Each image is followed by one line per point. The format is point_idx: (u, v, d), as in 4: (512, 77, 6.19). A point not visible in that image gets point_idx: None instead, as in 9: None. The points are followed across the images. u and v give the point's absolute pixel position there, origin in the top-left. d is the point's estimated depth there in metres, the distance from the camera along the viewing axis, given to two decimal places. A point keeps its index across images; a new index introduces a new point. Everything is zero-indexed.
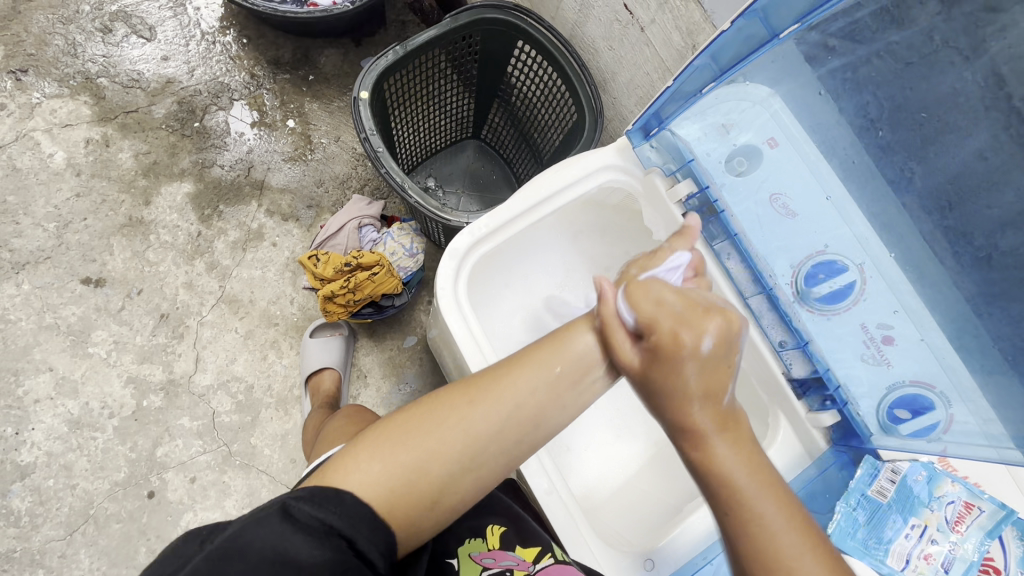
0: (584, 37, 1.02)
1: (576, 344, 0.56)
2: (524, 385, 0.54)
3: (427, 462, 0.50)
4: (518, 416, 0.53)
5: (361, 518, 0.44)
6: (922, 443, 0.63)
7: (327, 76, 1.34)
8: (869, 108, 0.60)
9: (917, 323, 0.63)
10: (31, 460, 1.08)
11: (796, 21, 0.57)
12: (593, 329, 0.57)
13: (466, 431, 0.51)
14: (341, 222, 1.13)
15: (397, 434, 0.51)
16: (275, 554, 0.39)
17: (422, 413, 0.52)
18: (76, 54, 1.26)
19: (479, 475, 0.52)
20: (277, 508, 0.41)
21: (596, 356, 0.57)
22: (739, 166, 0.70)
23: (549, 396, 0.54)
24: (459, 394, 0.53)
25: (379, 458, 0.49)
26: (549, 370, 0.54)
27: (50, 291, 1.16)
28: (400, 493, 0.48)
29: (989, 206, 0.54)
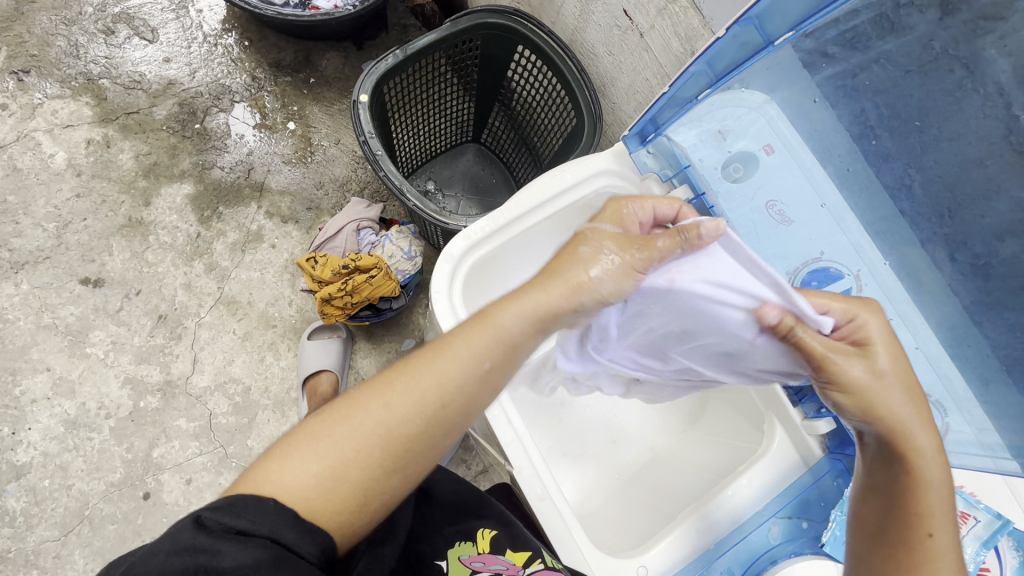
0: (584, 42, 1.02)
1: (500, 326, 0.51)
2: (444, 374, 0.49)
3: (346, 466, 0.45)
4: (441, 408, 0.49)
5: (282, 522, 0.41)
6: None
7: (328, 79, 1.34)
8: (868, 115, 0.60)
9: (912, 331, 0.62)
10: (27, 460, 1.08)
11: (791, 29, 0.56)
12: (521, 308, 0.52)
13: (380, 427, 0.47)
14: (339, 225, 1.13)
15: (307, 442, 0.46)
16: (195, 567, 0.37)
17: (337, 415, 0.47)
18: (79, 55, 1.27)
19: (405, 475, 0.48)
20: (189, 521, 0.39)
21: (526, 336, 0.52)
22: (735, 173, 0.70)
23: (472, 382, 0.50)
24: (372, 391, 0.48)
25: (292, 466, 0.44)
26: (476, 357, 0.50)
27: (49, 291, 1.16)
28: (321, 499, 0.44)
29: (983, 215, 0.54)
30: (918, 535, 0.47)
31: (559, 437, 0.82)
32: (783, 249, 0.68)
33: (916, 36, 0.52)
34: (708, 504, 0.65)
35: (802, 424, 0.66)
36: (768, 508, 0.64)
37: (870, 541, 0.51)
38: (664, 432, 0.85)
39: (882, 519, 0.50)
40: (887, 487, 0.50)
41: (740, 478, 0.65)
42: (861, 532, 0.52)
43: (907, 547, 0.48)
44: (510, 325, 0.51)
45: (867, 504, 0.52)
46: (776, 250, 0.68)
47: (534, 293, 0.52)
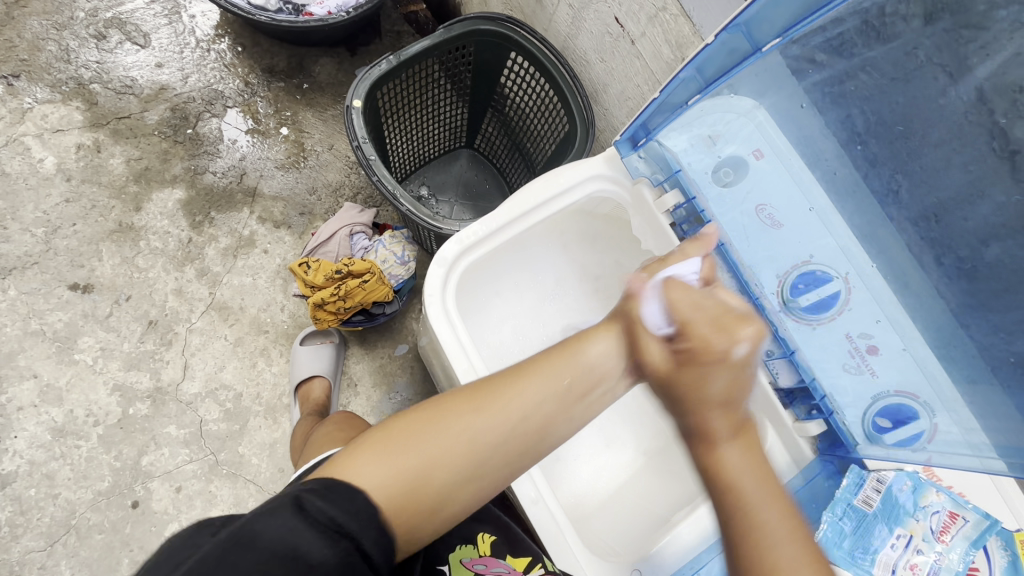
0: (576, 49, 1.03)
1: (584, 357, 0.54)
2: (526, 398, 0.52)
3: (429, 471, 0.48)
4: (523, 429, 0.51)
5: (371, 519, 0.42)
6: (908, 452, 0.62)
7: (321, 84, 1.34)
8: (855, 121, 0.61)
9: (899, 332, 0.63)
10: (13, 469, 1.06)
11: (778, 36, 0.58)
12: (601, 341, 0.55)
13: (469, 442, 0.49)
14: (333, 230, 1.13)
15: (399, 439, 0.48)
16: (290, 551, 0.37)
17: (426, 420, 0.50)
18: (70, 60, 1.26)
19: (476, 490, 0.50)
20: (289, 501, 0.39)
21: (607, 370, 0.55)
22: (725, 177, 0.70)
23: (554, 410, 0.52)
24: (462, 403, 0.51)
25: (385, 462, 0.46)
26: (559, 384, 0.53)
27: (36, 296, 1.14)
28: (402, 501, 0.46)
29: (966, 218, 0.55)
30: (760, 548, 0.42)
31: None
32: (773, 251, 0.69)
33: (902, 44, 0.53)
34: (703, 506, 0.65)
35: (792, 426, 0.67)
36: None
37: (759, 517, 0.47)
38: (659, 435, 0.84)
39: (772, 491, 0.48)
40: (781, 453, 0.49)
41: None
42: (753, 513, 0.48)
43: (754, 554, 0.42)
44: (595, 355, 0.54)
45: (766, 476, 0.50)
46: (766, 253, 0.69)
47: (620, 326, 0.56)
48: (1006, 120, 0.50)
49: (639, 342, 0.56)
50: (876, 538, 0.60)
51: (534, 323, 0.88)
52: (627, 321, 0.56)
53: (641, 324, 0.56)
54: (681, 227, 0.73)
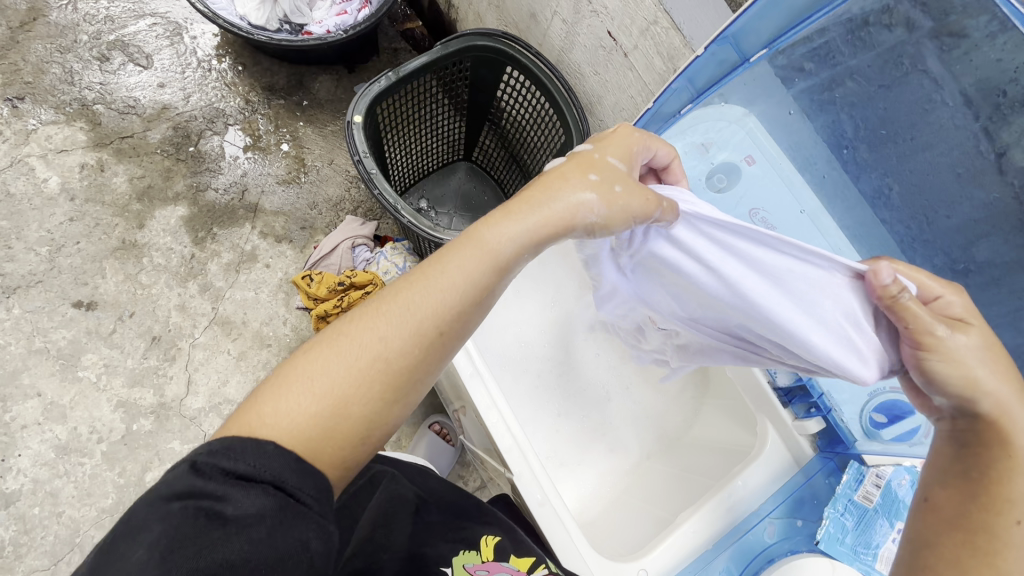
0: (570, 63, 1.06)
1: (495, 245, 0.46)
2: (438, 297, 0.44)
3: (341, 402, 0.40)
4: (440, 328, 0.44)
5: (284, 467, 0.37)
6: (906, 447, 0.58)
7: (320, 101, 1.37)
8: (843, 126, 0.62)
9: None
10: (17, 487, 1.06)
11: (764, 47, 0.61)
12: (515, 227, 0.46)
13: (384, 356, 0.42)
14: (335, 242, 1.15)
15: (299, 376, 0.40)
16: (203, 511, 0.34)
17: (326, 345, 0.42)
18: (73, 82, 1.29)
19: (404, 405, 0.43)
20: (186, 468, 0.35)
21: (520, 257, 0.47)
22: (719, 183, 0.73)
23: (472, 301, 0.45)
24: (363, 318, 0.43)
25: (285, 401, 0.39)
26: (470, 273, 0.45)
27: (40, 315, 1.15)
28: (322, 438, 0.39)
29: (948, 216, 0.56)
30: (1002, 522, 0.41)
31: (557, 446, 0.83)
32: None
33: (885, 49, 0.54)
34: (707, 504, 0.65)
35: (793, 424, 0.67)
36: (763, 508, 0.65)
37: (940, 525, 0.44)
38: (661, 439, 0.85)
39: (959, 502, 0.44)
40: (979, 472, 0.43)
41: (736, 478, 0.66)
42: (928, 517, 0.46)
43: (982, 528, 0.42)
44: (504, 244, 0.46)
45: (948, 489, 0.45)
46: None
47: (531, 213, 0.46)
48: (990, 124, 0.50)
49: (561, 236, 0.48)
50: (879, 533, 0.60)
51: (536, 330, 0.87)
52: (542, 209, 0.46)
53: (559, 212, 0.46)
54: None
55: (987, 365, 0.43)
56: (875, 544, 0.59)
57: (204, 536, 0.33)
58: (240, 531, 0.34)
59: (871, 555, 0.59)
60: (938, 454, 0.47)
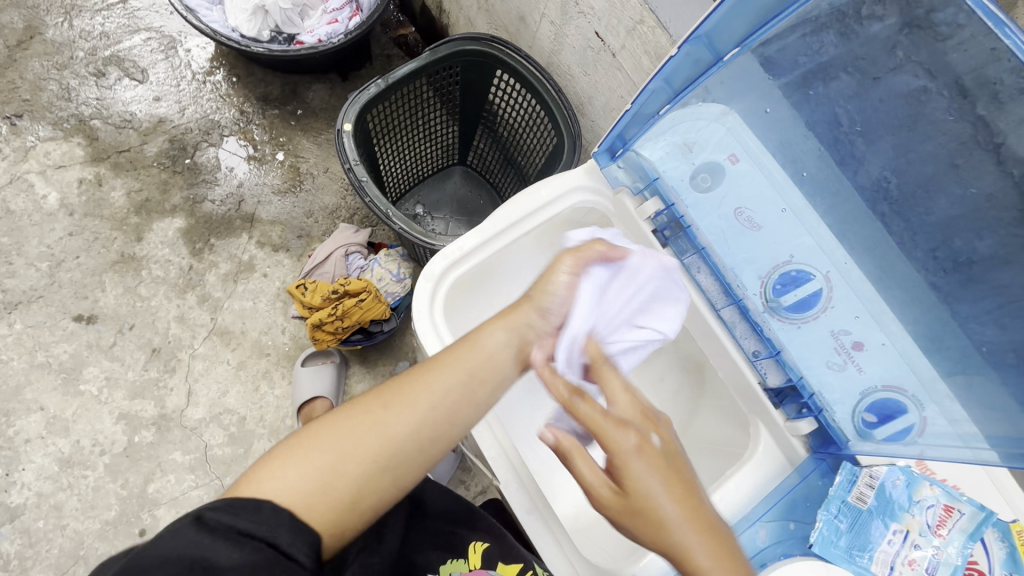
0: (560, 64, 1.06)
1: (487, 339, 0.52)
2: (437, 385, 0.49)
3: (339, 470, 0.44)
4: (434, 417, 0.48)
5: (279, 523, 0.40)
6: (898, 446, 0.62)
7: (314, 109, 1.38)
8: (840, 120, 0.60)
9: (882, 327, 0.64)
10: (21, 501, 1.07)
11: (736, 45, 0.60)
12: (501, 323, 0.53)
13: (381, 435, 0.46)
14: (328, 251, 1.15)
15: (310, 441, 0.45)
16: (194, 563, 0.36)
17: (337, 420, 0.47)
18: (70, 98, 1.30)
19: (397, 477, 0.47)
20: (190, 519, 0.39)
21: (511, 344, 0.53)
22: (703, 183, 0.72)
23: (464, 396, 0.49)
24: (375, 395, 0.48)
25: (292, 465, 0.43)
26: (466, 368, 0.50)
27: (42, 329, 1.16)
28: (315, 496, 0.43)
29: (927, 213, 0.56)
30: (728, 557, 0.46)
31: (551, 451, 0.82)
32: (751, 253, 0.71)
33: (875, 41, 0.53)
34: None
35: (785, 425, 0.66)
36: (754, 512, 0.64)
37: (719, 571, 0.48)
38: None
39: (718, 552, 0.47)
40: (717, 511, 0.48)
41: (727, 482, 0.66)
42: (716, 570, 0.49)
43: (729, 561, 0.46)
44: (497, 333, 0.52)
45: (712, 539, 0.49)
46: (746, 255, 0.71)
47: (512, 309, 0.54)
48: (988, 113, 0.48)
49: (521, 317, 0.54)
50: (874, 535, 0.61)
51: None
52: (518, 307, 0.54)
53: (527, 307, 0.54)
54: (661, 233, 0.73)
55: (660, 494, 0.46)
56: (871, 546, 0.60)
57: None
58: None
59: (868, 557, 0.60)
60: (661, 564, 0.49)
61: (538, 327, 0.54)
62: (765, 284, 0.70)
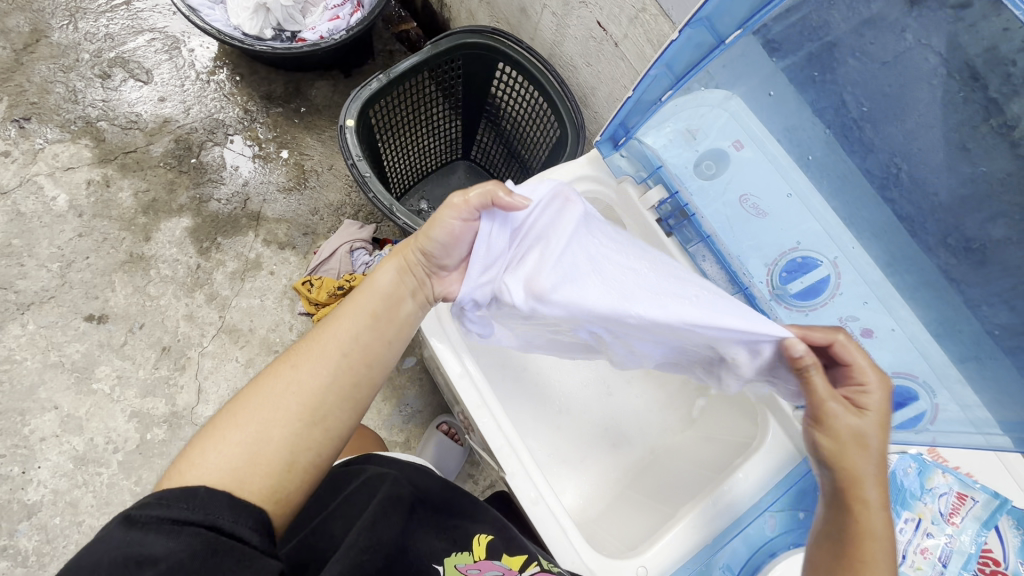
0: (562, 55, 1.05)
1: (375, 286, 0.56)
2: (341, 334, 0.53)
3: (263, 434, 0.47)
4: (345, 362, 0.52)
5: (217, 506, 0.41)
6: (911, 434, 0.61)
7: (318, 107, 1.38)
8: (848, 107, 0.59)
9: (891, 313, 0.63)
10: (38, 498, 1.09)
11: (739, 27, 0.57)
12: (386, 269, 0.57)
13: (297, 391, 0.49)
14: (333, 247, 1.16)
15: (229, 424, 0.47)
16: (130, 559, 0.37)
17: (248, 396, 0.49)
18: (77, 100, 1.31)
19: (327, 428, 0.50)
20: (120, 521, 0.38)
21: (402, 289, 0.57)
22: (707, 170, 0.71)
23: (370, 337, 0.54)
24: (280, 363, 0.52)
25: (215, 447, 0.46)
26: (364, 314, 0.54)
27: (54, 329, 1.18)
28: (247, 467, 0.45)
29: (938, 198, 0.56)
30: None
31: (559, 444, 0.82)
32: (757, 240, 0.69)
33: (884, 24, 0.52)
34: (705, 501, 0.64)
35: (792, 414, 0.64)
36: (763, 501, 0.64)
37: None
38: (665, 434, 0.83)
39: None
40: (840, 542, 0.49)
41: (736, 472, 0.65)
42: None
43: None
44: (386, 280, 0.56)
45: (821, 549, 0.52)
46: (751, 242, 0.69)
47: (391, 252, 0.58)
48: (1002, 96, 0.47)
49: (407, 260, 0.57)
50: None
51: None
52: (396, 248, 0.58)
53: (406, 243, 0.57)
54: (665, 223, 0.73)
55: (865, 453, 0.49)
56: None
57: None
58: (170, 570, 0.37)
59: None
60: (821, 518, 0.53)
61: (422, 273, 0.57)
62: (773, 270, 0.68)
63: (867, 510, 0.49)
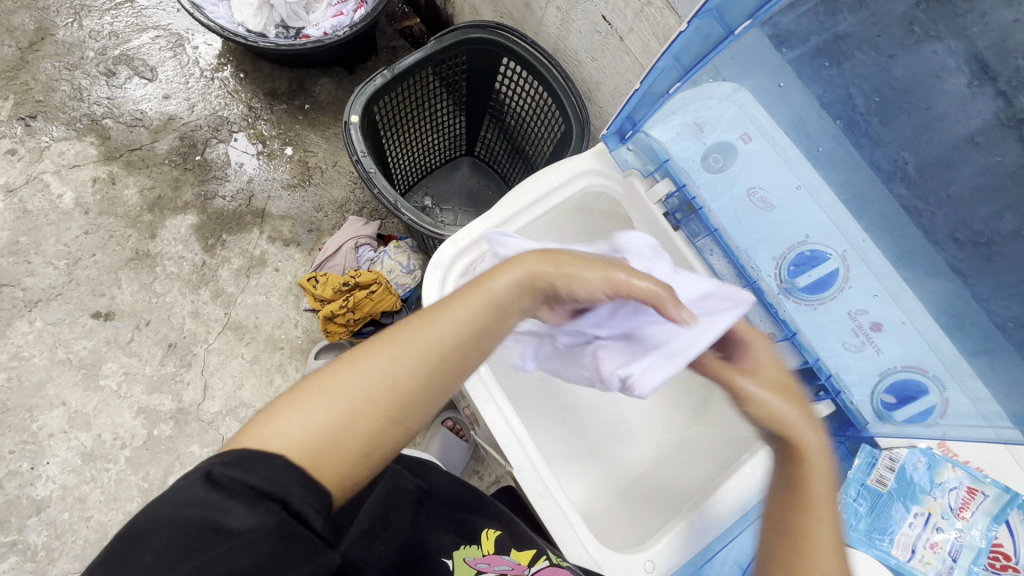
0: (567, 50, 1.04)
1: (491, 288, 0.48)
2: (448, 327, 0.47)
3: (347, 422, 0.42)
4: (440, 361, 0.46)
5: (291, 480, 0.38)
6: (920, 428, 0.61)
7: (322, 103, 1.38)
8: (855, 101, 0.59)
9: (901, 305, 0.62)
10: (47, 494, 1.09)
11: (748, 18, 0.55)
12: (509, 274, 0.49)
13: (390, 382, 0.44)
14: (339, 244, 1.16)
15: (309, 395, 0.43)
16: (206, 522, 0.35)
17: (343, 372, 0.44)
18: (82, 98, 1.31)
19: (407, 427, 0.45)
20: (200, 474, 0.36)
21: (517, 300, 0.50)
22: (715, 163, 0.71)
23: (475, 341, 0.48)
24: (379, 343, 0.46)
25: (300, 418, 0.41)
26: (475, 312, 0.48)
27: (61, 326, 1.19)
28: (325, 450, 0.41)
29: (947, 192, 0.55)
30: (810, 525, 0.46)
31: (564, 438, 0.82)
32: (765, 233, 0.69)
33: (892, 16, 0.52)
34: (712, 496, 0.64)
35: None
36: None
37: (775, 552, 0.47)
38: (670, 429, 0.83)
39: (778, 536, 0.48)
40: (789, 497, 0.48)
41: (743, 466, 0.64)
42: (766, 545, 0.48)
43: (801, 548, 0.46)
44: (503, 286, 0.49)
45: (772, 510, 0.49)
46: (759, 236, 0.70)
47: (527, 260, 0.50)
48: (1012, 88, 0.47)
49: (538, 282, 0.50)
50: (894, 518, 0.62)
51: None
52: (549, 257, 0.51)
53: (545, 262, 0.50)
54: (673, 216, 0.73)
55: (790, 401, 0.50)
56: (890, 530, 0.62)
57: (210, 547, 0.34)
58: (243, 545, 0.35)
59: (887, 540, 0.62)
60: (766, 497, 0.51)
61: (541, 291, 0.51)
62: (781, 264, 0.68)
63: (810, 466, 0.48)
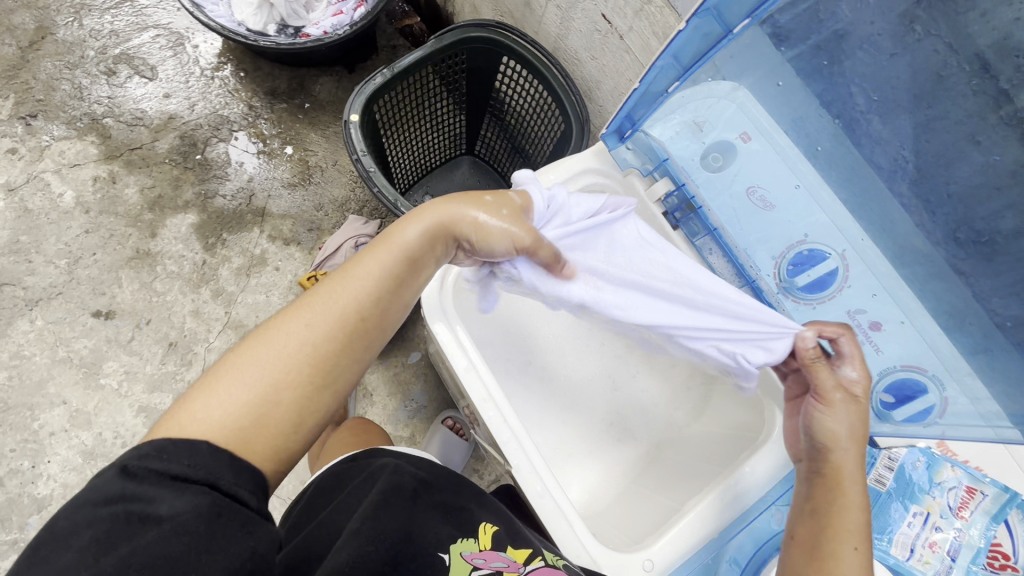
0: (567, 49, 1.04)
1: (401, 242, 0.51)
2: (358, 286, 0.49)
3: (273, 396, 0.45)
4: (357, 322, 0.49)
5: (220, 465, 0.41)
6: (920, 428, 0.60)
7: (322, 102, 1.38)
8: (856, 100, 0.59)
9: (899, 304, 0.62)
10: (48, 492, 1.10)
11: (747, 16, 0.55)
12: (415, 228, 0.52)
13: (307, 350, 0.47)
14: (338, 243, 1.16)
15: (227, 374, 0.45)
16: (132, 513, 0.37)
17: (256, 347, 0.46)
18: (82, 96, 1.31)
19: (335, 390, 0.49)
20: (115, 472, 0.38)
21: (427, 251, 0.52)
22: (714, 162, 0.70)
23: (388, 298, 0.51)
24: (288, 315, 0.48)
25: (218, 400, 0.44)
26: (385, 271, 0.50)
27: (62, 325, 1.19)
28: (253, 428, 0.44)
29: (947, 191, 0.55)
30: (842, 546, 0.51)
31: (564, 437, 0.82)
32: (764, 233, 0.68)
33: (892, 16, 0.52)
34: (711, 494, 0.64)
35: None
36: (771, 495, 0.64)
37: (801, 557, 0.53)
38: (670, 428, 0.83)
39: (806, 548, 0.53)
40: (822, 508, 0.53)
41: (743, 465, 0.65)
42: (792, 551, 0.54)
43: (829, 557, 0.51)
44: (410, 239, 0.51)
45: (804, 523, 0.54)
46: (758, 235, 0.69)
47: (430, 213, 0.52)
48: (1012, 87, 0.47)
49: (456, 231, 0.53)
50: (893, 517, 0.62)
51: (539, 324, 0.85)
52: (448, 210, 0.52)
53: (454, 214, 0.52)
54: (672, 215, 0.71)
55: (850, 429, 0.54)
56: (890, 529, 0.61)
57: (138, 536, 0.36)
58: (172, 530, 0.37)
59: (886, 539, 0.61)
60: (799, 497, 0.57)
61: (453, 240, 0.54)
62: (779, 263, 0.67)
63: (851, 486, 0.53)
